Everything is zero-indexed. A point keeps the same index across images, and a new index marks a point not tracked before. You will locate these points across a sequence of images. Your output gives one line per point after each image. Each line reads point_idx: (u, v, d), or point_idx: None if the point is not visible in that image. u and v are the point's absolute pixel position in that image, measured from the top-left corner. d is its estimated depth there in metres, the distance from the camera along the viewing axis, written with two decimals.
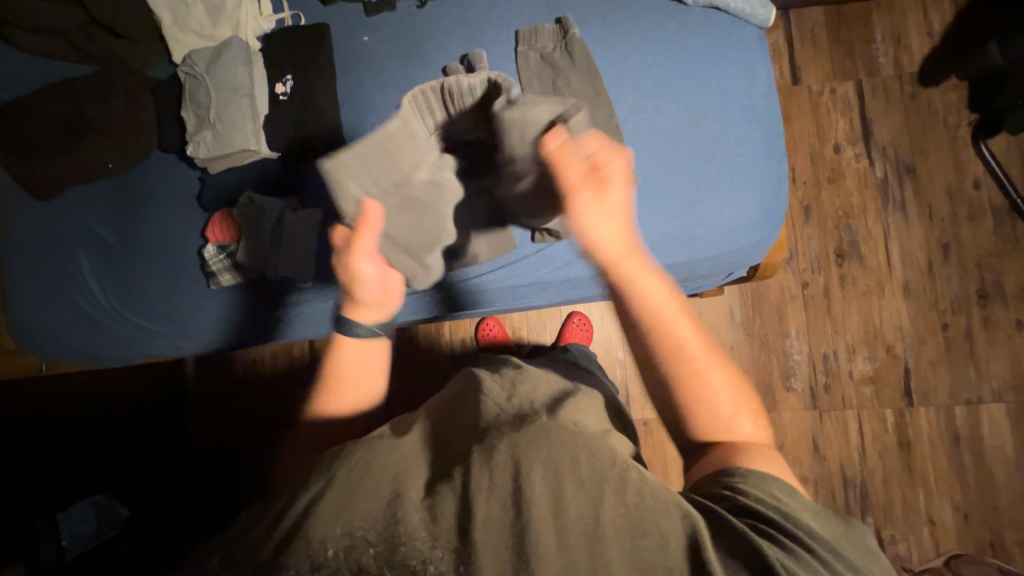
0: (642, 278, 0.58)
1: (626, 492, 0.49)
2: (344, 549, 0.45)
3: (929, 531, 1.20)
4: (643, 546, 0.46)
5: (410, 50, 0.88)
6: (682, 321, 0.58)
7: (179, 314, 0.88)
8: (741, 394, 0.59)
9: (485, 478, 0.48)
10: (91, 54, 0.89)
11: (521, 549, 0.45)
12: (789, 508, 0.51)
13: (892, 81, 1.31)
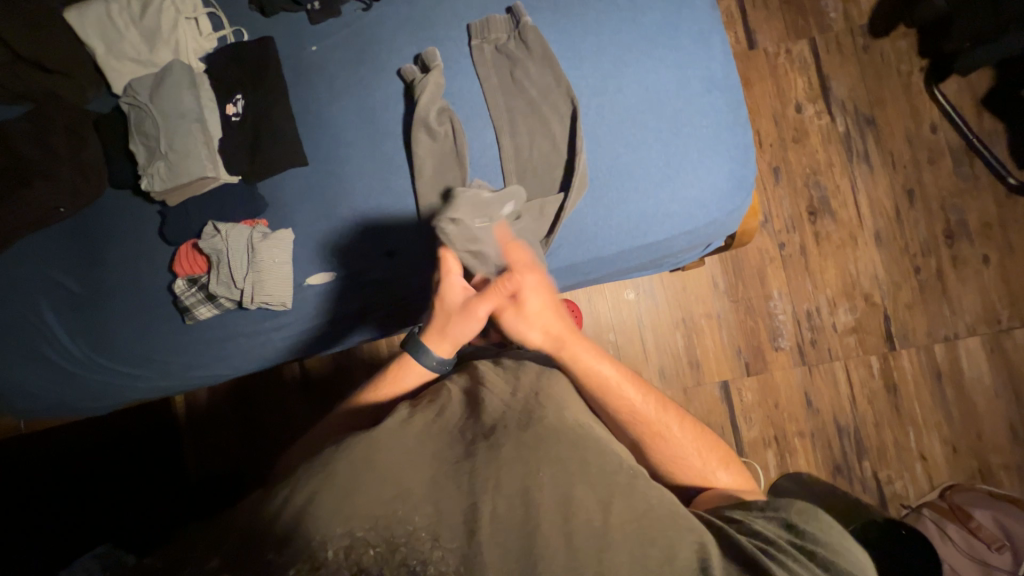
0: (581, 355, 0.68)
1: (636, 496, 0.51)
2: (344, 548, 0.43)
3: (922, 466, 1.25)
4: (648, 556, 0.46)
5: (361, 55, 0.85)
6: (628, 383, 0.69)
7: (160, 356, 0.86)
8: (707, 446, 0.69)
9: (492, 477, 0.49)
10: (24, 94, 0.84)
11: (526, 555, 0.45)
12: (811, 540, 0.52)
13: (844, 36, 1.32)
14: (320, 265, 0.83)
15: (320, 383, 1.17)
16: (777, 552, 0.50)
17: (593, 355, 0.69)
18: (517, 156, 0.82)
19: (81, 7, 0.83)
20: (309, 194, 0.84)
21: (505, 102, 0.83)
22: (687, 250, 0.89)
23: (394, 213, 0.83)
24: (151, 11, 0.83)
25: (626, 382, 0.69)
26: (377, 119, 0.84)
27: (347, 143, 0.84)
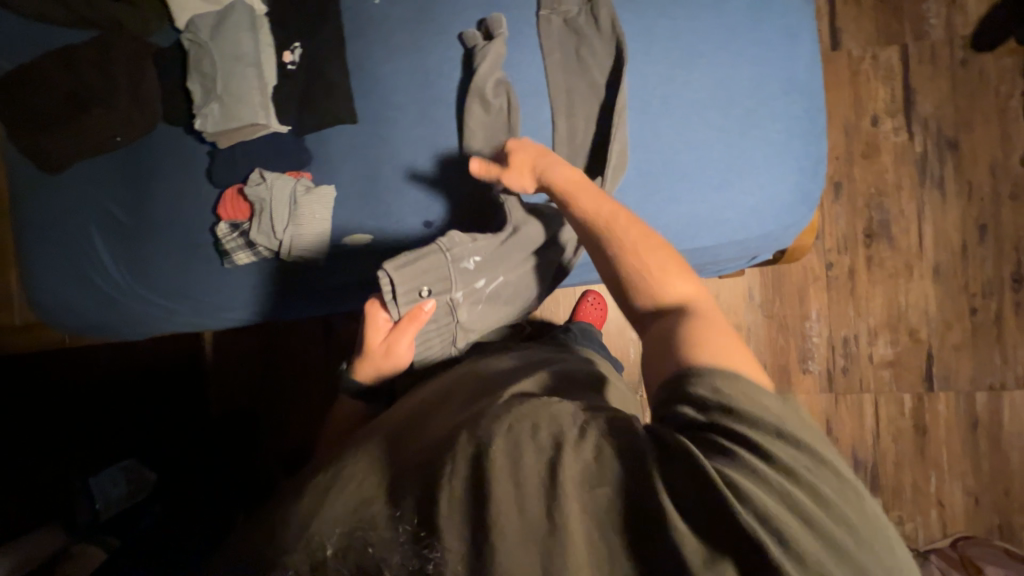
0: (578, 187, 0.68)
1: (582, 446, 0.45)
2: (344, 549, 0.45)
3: (938, 512, 1.21)
4: (596, 495, 0.43)
5: (424, 14, 0.82)
6: (611, 212, 0.65)
7: (205, 317, 0.92)
8: (681, 275, 0.60)
9: (447, 464, 0.46)
10: (91, 20, 0.85)
11: (477, 521, 0.42)
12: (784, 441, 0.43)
13: (941, 46, 1.20)
14: (356, 227, 0.83)
15: (342, 338, 1.20)
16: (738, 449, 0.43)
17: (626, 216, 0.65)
18: (569, 140, 0.79)
19: None
20: (354, 153, 0.83)
21: (565, 81, 0.79)
22: (731, 259, 0.84)
23: (436, 185, 0.82)
24: None
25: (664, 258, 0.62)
26: (432, 84, 0.82)
27: (397, 106, 0.82)
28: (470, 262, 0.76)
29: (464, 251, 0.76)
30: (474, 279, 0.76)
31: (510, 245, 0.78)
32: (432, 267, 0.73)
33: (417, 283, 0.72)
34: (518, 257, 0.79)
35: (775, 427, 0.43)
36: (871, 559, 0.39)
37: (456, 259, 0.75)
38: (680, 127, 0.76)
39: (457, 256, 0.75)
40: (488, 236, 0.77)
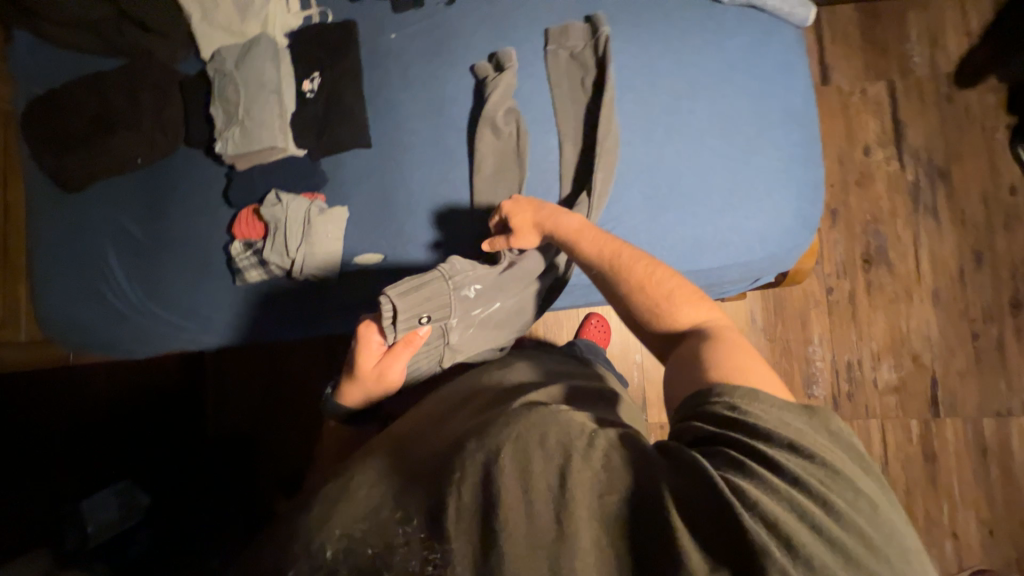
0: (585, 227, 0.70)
1: (592, 456, 0.45)
2: (343, 550, 0.43)
3: (952, 545, 1.18)
4: (606, 501, 0.43)
5: (438, 48, 0.87)
6: (624, 249, 0.68)
7: (212, 335, 0.91)
8: (690, 297, 0.64)
9: (457, 470, 0.44)
10: (121, 49, 0.89)
11: (485, 527, 0.41)
12: (802, 457, 0.44)
13: (927, 82, 1.27)
14: (369, 247, 0.85)
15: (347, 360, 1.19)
16: (751, 462, 0.44)
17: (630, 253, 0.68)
18: (576, 165, 0.82)
19: None
20: (368, 176, 0.86)
21: (572, 111, 0.83)
22: (734, 281, 0.86)
23: (448, 206, 0.84)
24: None
25: (668, 287, 0.65)
26: (445, 111, 0.86)
27: (411, 132, 0.86)
28: (470, 290, 0.75)
29: (466, 275, 0.75)
30: (471, 306, 0.76)
31: (505, 274, 0.79)
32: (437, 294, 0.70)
33: (422, 311, 0.69)
34: (513, 285, 0.80)
35: (795, 443, 0.45)
36: (880, 567, 0.39)
37: (459, 284, 0.74)
38: (683, 155, 0.79)
39: (459, 280, 0.74)
40: (486, 265, 0.78)
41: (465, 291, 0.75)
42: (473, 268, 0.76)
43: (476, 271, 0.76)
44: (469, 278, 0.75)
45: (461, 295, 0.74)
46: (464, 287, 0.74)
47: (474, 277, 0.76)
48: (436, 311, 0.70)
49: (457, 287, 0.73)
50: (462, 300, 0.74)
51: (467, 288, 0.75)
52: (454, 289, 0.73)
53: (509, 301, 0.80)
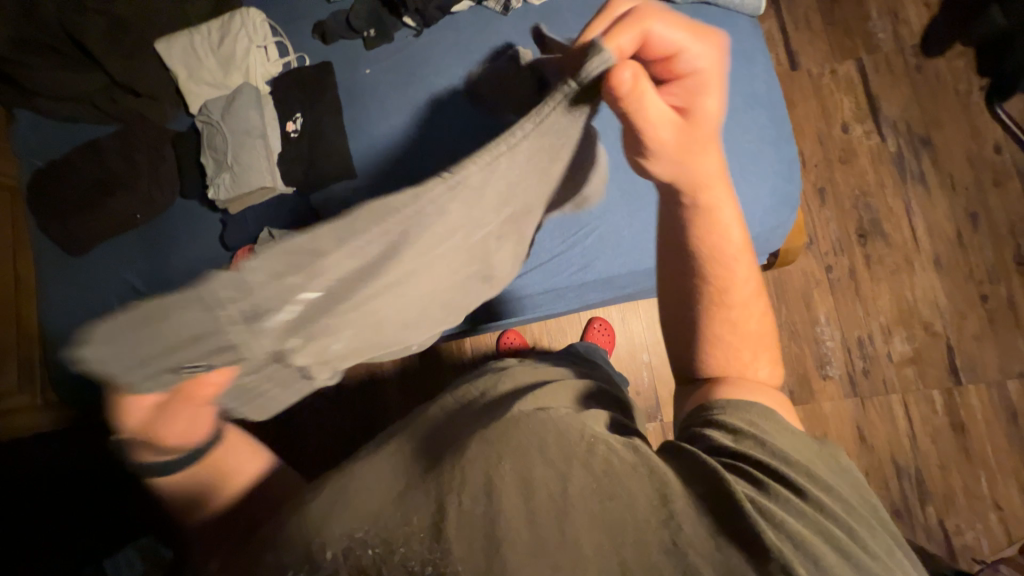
0: (719, 207, 0.60)
1: (593, 463, 0.46)
2: (342, 550, 0.40)
3: (998, 517, 1.13)
4: (607, 508, 0.43)
5: (411, 77, 0.91)
6: (739, 252, 0.61)
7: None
8: (764, 351, 0.61)
9: (458, 475, 0.45)
10: (116, 115, 0.94)
11: (491, 532, 0.40)
12: (817, 484, 0.45)
13: (894, 55, 1.29)
14: None
15: (354, 391, 1.17)
16: (769, 482, 0.45)
17: (743, 291, 0.61)
18: None
19: (168, 38, 0.93)
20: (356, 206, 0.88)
21: None
22: None
23: None
24: (229, 40, 0.92)
25: (750, 347, 0.60)
26: (423, 134, 0.88)
27: (393, 159, 0.89)
28: (291, 313, 0.45)
29: (255, 292, 0.40)
30: (298, 323, 0.47)
31: (349, 272, 0.46)
32: (219, 340, 0.41)
33: (193, 359, 0.42)
34: (387, 279, 0.53)
35: (808, 470, 0.46)
36: None
37: (249, 306, 0.41)
38: None
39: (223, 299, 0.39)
40: (315, 263, 0.43)
41: (258, 312, 0.42)
42: (264, 280, 0.40)
43: (279, 276, 0.41)
44: (259, 292, 0.40)
45: (261, 318, 0.43)
46: (257, 310, 0.41)
47: (272, 282, 0.41)
48: (210, 350, 0.42)
49: (247, 313, 0.41)
50: (261, 322, 0.43)
51: (262, 310, 0.42)
52: (243, 315, 0.41)
53: (398, 289, 0.57)
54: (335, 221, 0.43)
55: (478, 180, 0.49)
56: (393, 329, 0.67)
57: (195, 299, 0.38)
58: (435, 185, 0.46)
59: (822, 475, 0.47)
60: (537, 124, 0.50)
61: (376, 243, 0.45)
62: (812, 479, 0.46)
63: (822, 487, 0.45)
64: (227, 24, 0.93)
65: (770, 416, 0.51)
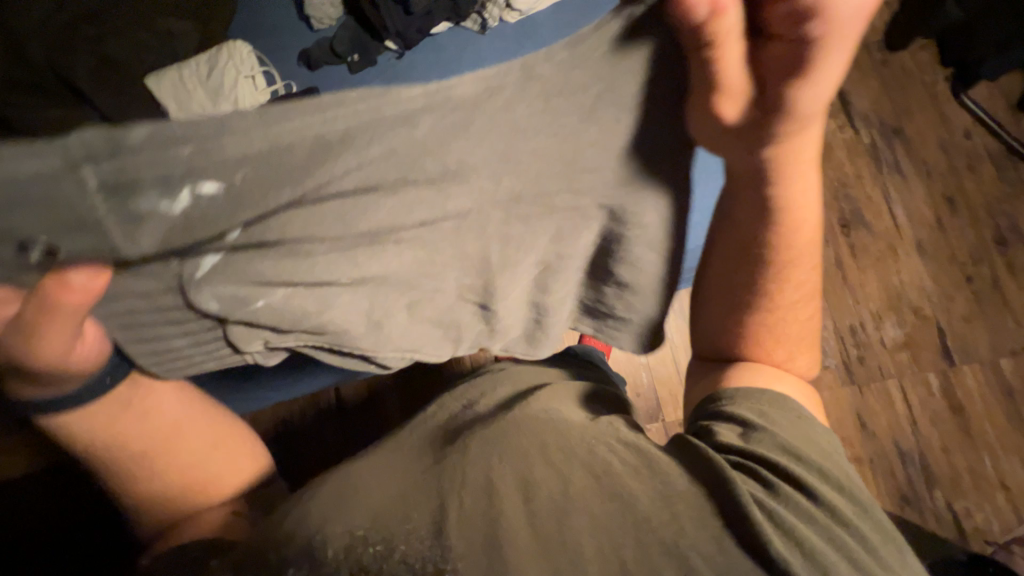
0: (803, 196, 0.54)
1: (594, 463, 0.48)
2: (344, 549, 0.42)
3: (1005, 496, 1.13)
4: (603, 507, 0.44)
5: None
6: (806, 245, 0.57)
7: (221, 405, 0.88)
8: (802, 350, 0.61)
9: (458, 478, 0.47)
10: None
11: (491, 533, 0.42)
12: (825, 480, 0.46)
13: (860, 52, 1.34)
14: None
15: (354, 409, 1.17)
16: (777, 480, 0.46)
17: (788, 296, 0.60)
18: None
19: (155, 73, 0.93)
20: None
21: None
22: None
23: None
24: (217, 72, 0.95)
25: (786, 346, 0.60)
26: None
27: None
28: (184, 197, 0.41)
29: (131, 146, 0.36)
30: (207, 206, 0.43)
31: (268, 165, 0.42)
32: (77, 209, 0.36)
33: (50, 241, 0.37)
34: (342, 187, 0.48)
35: (817, 466, 0.47)
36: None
37: (120, 166, 0.36)
38: None
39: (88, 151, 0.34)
40: (210, 129, 0.38)
41: (138, 177, 0.37)
42: (160, 147, 0.37)
43: (173, 134, 0.37)
44: (137, 150, 0.36)
45: (148, 186, 0.38)
46: (133, 174, 0.36)
47: (158, 138, 0.37)
48: (77, 221, 0.37)
49: (116, 176, 0.36)
50: (146, 197, 0.39)
51: (144, 174, 0.37)
52: (112, 181, 0.36)
53: (361, 207, 0.51)
54: (265, 111, 0.41)
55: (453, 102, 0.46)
56: (344, 299, 0.60)
57: (57, 153, 0.33)
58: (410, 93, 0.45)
59: (830, 468, 0.48)
60: (573, 53, 0.47)
61: (300, 141, 0.42)
62: (822, 476, 0.47)
63: (830, 482, 0.47)
64: (215, 57, 0.96)
65: (791, 410, 0.52)
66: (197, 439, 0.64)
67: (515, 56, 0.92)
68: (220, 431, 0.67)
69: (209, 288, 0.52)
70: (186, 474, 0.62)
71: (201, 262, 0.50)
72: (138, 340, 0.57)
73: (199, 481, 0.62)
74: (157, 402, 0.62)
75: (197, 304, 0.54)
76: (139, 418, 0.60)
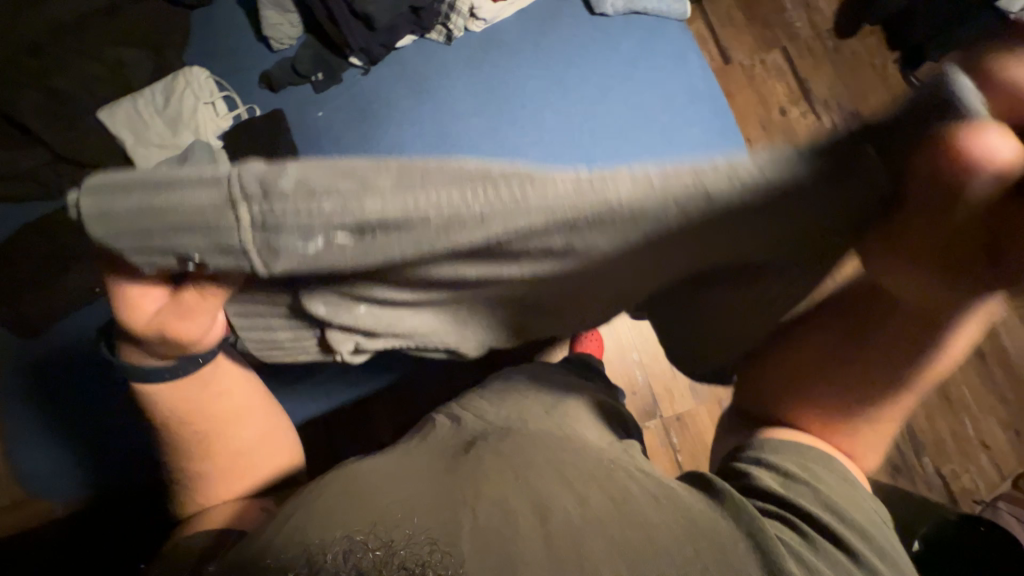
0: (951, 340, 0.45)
1: (612, 489, 0.48)
2: (342, 553, 0.39)
3: (988, 456, 1.17)
4: (626, 536, 0.43)
5: (365, 114, 0.91)
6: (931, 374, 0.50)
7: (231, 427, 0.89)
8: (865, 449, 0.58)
9: (471, 491, 0.46)
10: (61, 189, 0.91)
11: (503, 551, 0.41)
12: (859, 533, 0.47)
13: (813, 40, 1.39)
14: None
15: None
16: (808, 527, 0.47)
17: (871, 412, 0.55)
18: None
19: (111, 105, 0.92)
20: None
21: (506, 139, 0.87)
22: None
23: None
24: (174, 100, 0.92)
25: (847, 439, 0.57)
26: None
27: None
28: (318, 241, 0.38)
29: (279, 195, 0.36)
30: (335, 255, 0.39)
31: (406, 233, 0.37)
32: (219, 234, 0.38)
33: (199, 250, 0.39)
34: (477, 254, 0.41)
35: (852, 521, 0.48)
36: None
37: (263, 204, 0.37)
38: (615, 154, 0.84)
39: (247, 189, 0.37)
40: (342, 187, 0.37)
41: (277, 216, 0.37)
42: (303, 198, 0.36)
43: (317, 194, 0.36)
44: (283, 191, 0.36)
45: (286, 224, 0.37)
46: (268, 211, 0.37)
47: (303, 185, 0.36)
48: (209, 244, 0.39)
49: (258, 210, 0.37)
50: (283, 234, 0.37)
51: (279, 213, 0.37)
52: (252, 219, 0.37)
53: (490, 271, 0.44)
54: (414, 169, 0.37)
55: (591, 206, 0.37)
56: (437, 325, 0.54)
57: (217, 187, 0.37)
58: (560, 181, 0.37)
59: (866, 526, 0.48)
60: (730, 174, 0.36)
61: (434, 212, 0.36)
62: (855, 529, 0.47)
63: (866, 537, 0.47)
64: (170, 85, 0.93)
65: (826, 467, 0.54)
66: (245, 432, 0.67)
67: (482, 64, 0.91)
68: (267, 424, 0.70)
69: (322, 295, 0.48)
70: (231, 461, 0.66)
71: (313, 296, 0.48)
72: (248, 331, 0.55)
73: (240, 468, 0.66)
74: (224, 388, 0.65)
75: (308, 307, 0.49)
76: (204, 403, 0.63)
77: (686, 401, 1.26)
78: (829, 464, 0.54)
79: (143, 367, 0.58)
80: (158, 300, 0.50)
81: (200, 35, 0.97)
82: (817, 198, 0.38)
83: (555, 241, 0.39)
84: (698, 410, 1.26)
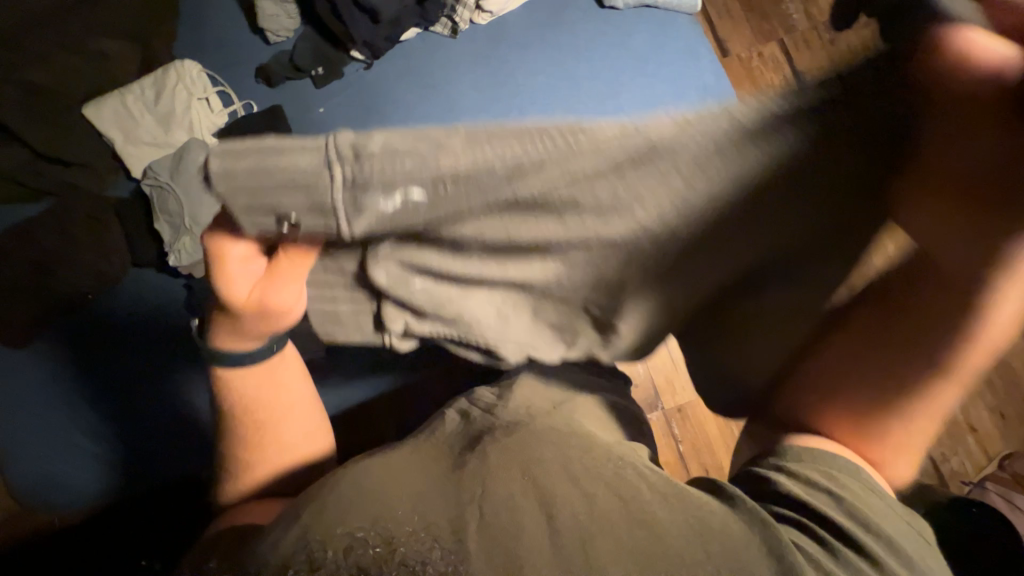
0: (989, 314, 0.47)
1: (618, 487, 0.48)
2: (343, 550, 0.40)
3: (975, 439, 1.22)
4: (633, 535, 0.43)
5: (369, 111, 0.88)
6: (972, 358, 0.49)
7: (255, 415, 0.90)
8: (906, 463, 0.55)
9: (477, 488, 0.47)
10: (44, 189, 0.87)
11: (510, 552, 0.41)
12: (871, 536, 0.46)
13: (810, 33, 1.39)
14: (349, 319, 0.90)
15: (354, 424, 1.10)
16: (813, 525, 0.47)
17: (915, 415, 0.52)
18: None
19: (98, 101, 0.88)
20: None
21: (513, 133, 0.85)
22: None
23: None
24: (166, 96, 0.88)
25: (887, 449, 0.54)
26: None
27: None
28: (393, 201, 0.43)
29: (357, 158, 0.41)
30: (406, 214, 0.44)
31: (468, 184, 0.43)
32: (316, 196, 0.42)
33: (289, 207, 0.42)
34: (530, 219, 0.46)
35: (865, 523, 0.47)
36: None
37: (345, 166, 0.41)
38: None
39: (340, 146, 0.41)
40: (417, 150, 0.41)
41: (359, 175, 0.41)
42: (387, 158, 0.41)
43: (395, 150, 0.41)
44: (363, 148, 0.41)
45: (362, 182, 0.41)
46: (349, 173, 0.41)
47: (384, 148, 0.41)
48: (301, 205, 0.42)
49: (340, 173, 0.41)
50: (358, 198, 0.42)
51: (359, 172, 0.41)
52: (336, 180, 0.41)
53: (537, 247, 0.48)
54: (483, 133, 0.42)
55: (633, 142, 0.43)
56: (490, 305, 0.53)
57: (318, 151, 0.41)
58: (602, 130, 0.43)
59: (883, 528, 0.47)
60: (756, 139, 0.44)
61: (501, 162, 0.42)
62: (867, 534, 0.46)
63: (882, 542, 0.46)
64: (161, 79, 0.88)
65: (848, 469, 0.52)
66: (297, 428, 0.66)
67: (490, 58, 0.89)
68: (316, 427, 0.68)
69: (385, 262, 0.51)
70: (275, 458, 0.64)
71: (378, 255, 0.51)
72: (313, 319, 0.58)
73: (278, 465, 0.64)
74: (284, 382, 0.65)
75: (372, 276, 0.53)
76: (268, 394, 0.63)
77: (687, 393, 1.28)
78: (852, 472, 0.52)
79: (228, 354, 0.60)
80: (254, 271, 0.53)
81: (190, 26, 0.93)
82: (807, 182, 0.46)
83: (602, 192, 0.45)
84: (700, 402, 1.27)
